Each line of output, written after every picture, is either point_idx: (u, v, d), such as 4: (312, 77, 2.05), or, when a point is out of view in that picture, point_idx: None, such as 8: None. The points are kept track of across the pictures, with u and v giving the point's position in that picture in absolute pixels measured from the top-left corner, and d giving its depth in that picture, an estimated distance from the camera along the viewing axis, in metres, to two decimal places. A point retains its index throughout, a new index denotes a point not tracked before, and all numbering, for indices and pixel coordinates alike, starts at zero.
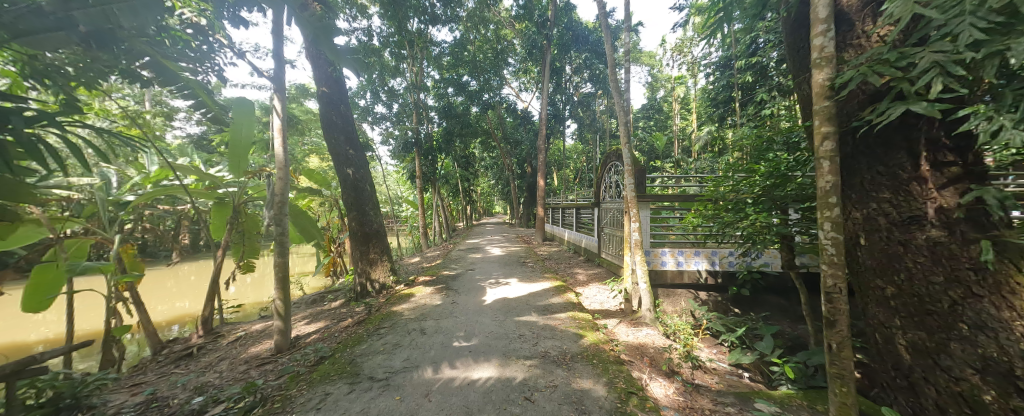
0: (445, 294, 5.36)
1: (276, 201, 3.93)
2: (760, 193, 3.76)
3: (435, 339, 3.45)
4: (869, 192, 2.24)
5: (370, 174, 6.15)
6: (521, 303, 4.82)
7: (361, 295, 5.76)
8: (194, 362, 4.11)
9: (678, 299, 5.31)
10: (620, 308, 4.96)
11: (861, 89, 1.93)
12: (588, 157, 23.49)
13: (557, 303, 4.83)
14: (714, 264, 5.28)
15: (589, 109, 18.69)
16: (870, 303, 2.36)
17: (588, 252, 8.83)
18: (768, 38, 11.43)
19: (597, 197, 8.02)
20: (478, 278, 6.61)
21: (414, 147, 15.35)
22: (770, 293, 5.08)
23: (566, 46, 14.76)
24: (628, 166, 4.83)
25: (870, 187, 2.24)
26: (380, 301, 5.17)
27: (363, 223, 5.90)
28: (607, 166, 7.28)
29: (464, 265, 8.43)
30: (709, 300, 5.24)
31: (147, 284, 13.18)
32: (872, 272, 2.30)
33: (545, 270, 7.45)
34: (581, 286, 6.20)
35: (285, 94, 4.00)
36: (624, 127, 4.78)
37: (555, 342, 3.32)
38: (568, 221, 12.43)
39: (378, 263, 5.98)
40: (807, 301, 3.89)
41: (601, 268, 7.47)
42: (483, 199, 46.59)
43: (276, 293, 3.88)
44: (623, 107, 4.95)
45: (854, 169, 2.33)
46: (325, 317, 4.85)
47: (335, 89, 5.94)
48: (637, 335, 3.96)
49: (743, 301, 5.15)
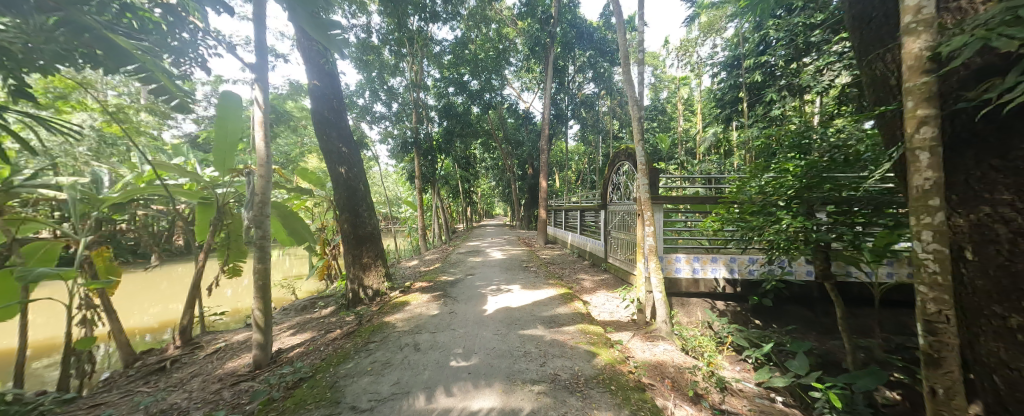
0: (444, 302, 4.98)
1: (257, 201, 3.58)
2: (793, 196, 3.43)
3: (431, 357, 3.08)
4: (979, 194, 1.74)
5: (364, 174, 5.84)
6: (525, 313, 4.44)
7: (353, 303, 5.38)
8: (165, 378, 3.74)
9: (693, 309, 4.96)
10: (632, 320, 4.58)
11: (970, 62, 1.71)
12: (591, 159, 23.13)
13: (565, 313, 4.45)
14: (732, 272, 4.89)
15: (592, 109, 18.36)
16: (985, 334, 1.80)
17: (594, 256, 8.45)
18: (779, 36, 11.07)
19: (604, 199, 7.65)
20: (478, 284, 6.23)
21: (413, 147, 15.00)
22: (794, 304, 4.72)
23: (569, 44, 14.46)
24: (642, 166, 4.48)
25: (982, 187, 1.74)
26: (373, 310, 4.79)
27: (357, 225, 5.53)
28: (615, 166, 6.91)
29: (464, 269, 8.04)
30: (727, 310, 4.90)
31: (136, 286, 12.79)
32: (985, 296, 1.77)
33: (549, 275, 7.08)
34: (588, 293, 5.81)
35: (268, 86, 3.63)
36: (637, 125, 4.40)
37: (565, 362, 2.94)
38: (571, 223, 12.06)
39: (372, 268, 5.60)
40: (844, 316, 3.53)
41: (608, 274, 7.09)
42: (484, 200, 46.17)
43: (256, 303, 3.52)
44: (637, 103, 4.58)
45: (956, 167, 1.87)
46: (312, 328, 4.47)
47: (327, 82, 5.57)
48: (655, 351, 3.58)
49: (764, 312, 4.79)
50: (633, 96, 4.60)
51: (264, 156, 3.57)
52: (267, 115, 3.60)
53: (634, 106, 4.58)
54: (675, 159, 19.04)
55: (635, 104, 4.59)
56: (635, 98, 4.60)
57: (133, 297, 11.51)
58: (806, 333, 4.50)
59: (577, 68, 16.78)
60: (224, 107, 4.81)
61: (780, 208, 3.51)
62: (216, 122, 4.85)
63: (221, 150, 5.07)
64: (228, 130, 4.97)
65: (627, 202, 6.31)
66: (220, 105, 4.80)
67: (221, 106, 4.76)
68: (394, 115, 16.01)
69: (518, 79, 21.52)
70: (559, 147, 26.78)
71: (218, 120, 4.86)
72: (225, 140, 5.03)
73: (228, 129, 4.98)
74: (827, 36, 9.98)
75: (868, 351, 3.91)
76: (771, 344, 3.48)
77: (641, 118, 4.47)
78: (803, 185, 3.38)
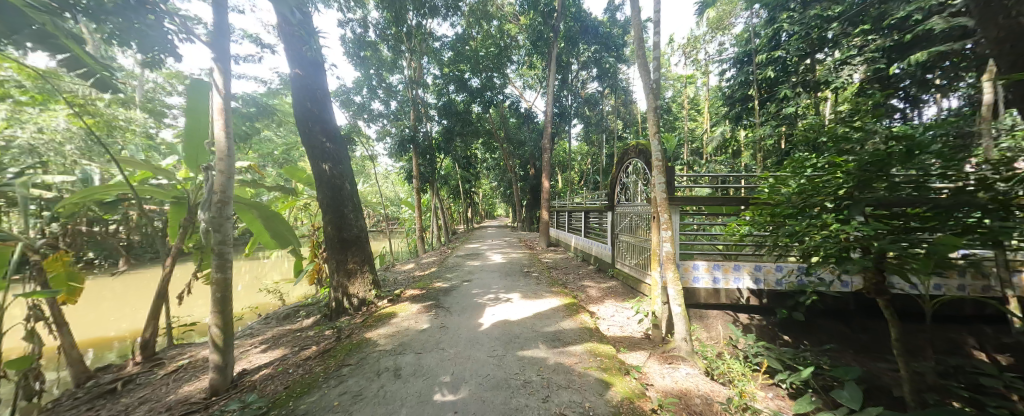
0: (435, 314, 4.47)
1: (215, 200, 3.10)
2: (841, 196, 2.88)
3: (411, 388, 2.59)
4: None
5: (352, 172, 5.40)
6: (525, 328, 3.93)
7: (336, 313, 4.90)
8: (111, 403, 3.26)
9: (714, 324, 4.44)
10: (646, 336, 4.06)
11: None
12: (594, 159, 22.62)
13: (570, 328, 3.94)
14: (758, 282, 4.41)
15: (596, 107, 17.87)
16: None
17: (600, 261, 7.91)
18: (793, 29, 10.57)
19: (611, 200, 7.13)
20: (475, 292, 5.72)
21: (411, 145, 14.55)
22: (829, 318, 4.19)
23: (573, 39, 14.04)
24: (658, 163, 3.95)
25: None
26: (356, 323, 4.30)
27: (342, 227, 5.05)
28: (623, 165, 6.40)
29: (460, 274, 7.54)
30: (752, 325, 4.39)
31: (112, 290, 12.10)
32: None
33: (551, 282, 6.57)
34: (595, 303, 5.28)
35: (229, 66, 3.14)
36: (652, 116, 3.88)
37: (572, 396, 2.43)
38: (575, 226, 11.53)
39: (357, 275, 5.10)
40: (899, 337, 2.98)
41: (616, 281, 6.58)
42: (485, 201, 45.66)
43: (211, 318, 3.05)
44: (653, 91, 3.98)
45: None
46: (285, 344, 3.99)
47: (310, 72, 5.12)
48: (676, 378, 3.06)
49: (794, 327, 4.27)
50: (649, 83, 4.00)
51: (224, 148, 3.10)
52: (228, 101, 3.15)
53: (649, 94, 4.01)
54: (680, 160, 18.53)
55: (651, 92, 4.00)
56: (650, 86, 4.00)
57: (112, 300, 10.98)
58: (844, 352, 3.98)
59: (581, 64, 16.30)
60: (195, 96, 4.27)
61: (828, 211, 2.96)
62: (188, 111, 4.29)
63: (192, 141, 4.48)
64: (201, 121, 4.41)
65: (638, 204, 5.79)
66: (190, 93, 4.26)
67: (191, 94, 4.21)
68: (392, 113, 15.54)
69: (520, 77, 21.05)
70: (561, 147, 26.31)
71: (190, 108, 4.30)
72: (197, 131, 4.43)
73: (197, 120, 4.39)
74: (845, 29, 9.47)
75: (922, 376, 3.38)
76: (810, 370, 2.98)
77: (657, 109, 3.92)
78: (857, 182, 2.81)
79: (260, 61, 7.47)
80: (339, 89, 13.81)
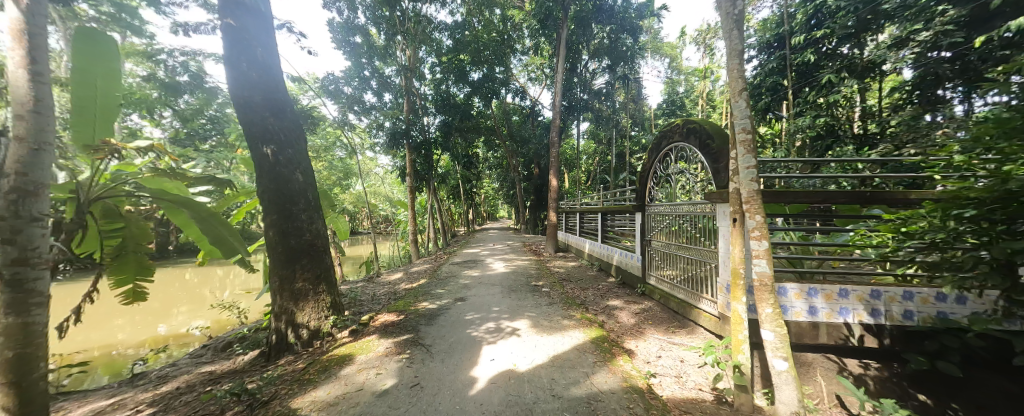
0: (409, 358, 3.12)
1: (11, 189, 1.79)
2: None
3: None
4: None
5: (306, 157, 4.11)
6: (539, 390, 2.55)
7: (277, 350, 3.57)
8: None
9: (813, 374, 3.08)
10: (722, 399, 2.68)
11: None
12: (603, 158, 21.20)
13: (610, 391, 2.55)
14: (875, 315, 3.06)
15: (608, 100, 16.57)
16: None
17: (624, 273, 6.55)
18: None
19: (640, 199, 5.74)
20: (468, 318, 4.36)
21: (405, 140, 13.23)
22: (997, 370, 2.74)
23: (585, 20, 12.65)
24: (746, 137, 2.52)
25: None
26: (292, 374, 2.93)
27: (288, 232, 3.72)
28: (660, 152, 5.03)
29: (454, 289, 6.22)
30: (868, 377, 3.03)
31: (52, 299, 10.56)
32: None
33: (567, 300, 5.25)
34: (631, 336, 3.93)
35: None
36: (740, 68, 2.51)
37: None
38: (588, 229, 10.17)
39: (308, 297, 3.76)
40: None
41: (650, 300, 5.23)
42: (487, 201, 44.24)
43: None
44: (739, 24, 2.53)
45: None
46: (178, 409, 2.64)
47: (248, 20, 3.80)
48: None
49: (936, 382, 2.87)
50: (731, 11, 2.56)
51: (29, 98, 1.84)
52: (37, 20, 1.87)
53: (728, 31, 2.59)
54: None
55: (732, 23, 2.56)
56: (733, 14, 2.55)
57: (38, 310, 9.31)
58: None
59: (592, 52, 15.01)
60: (83, 54, 3.37)
61: None
62: (72, 78, 3.38)
63: (97, 105, 3.54)
64: (96, 89, 3.52)
65: (684, 204, 4.44)
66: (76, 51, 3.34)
67: (75, 49, 3.33)
68: (385, 105, 14.28)
69: (523, 71, 19.79)
70: (568, 145, 24.96)
71: (75, 73, 3.38)
72: (89, 102, 3.51)
73: (98, 88, 3.54)
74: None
75: None
76: None
77: (744, 58, 2.54)
78: None
79: (213, 31, 6.24)
80: (327, 79, 12.49)
